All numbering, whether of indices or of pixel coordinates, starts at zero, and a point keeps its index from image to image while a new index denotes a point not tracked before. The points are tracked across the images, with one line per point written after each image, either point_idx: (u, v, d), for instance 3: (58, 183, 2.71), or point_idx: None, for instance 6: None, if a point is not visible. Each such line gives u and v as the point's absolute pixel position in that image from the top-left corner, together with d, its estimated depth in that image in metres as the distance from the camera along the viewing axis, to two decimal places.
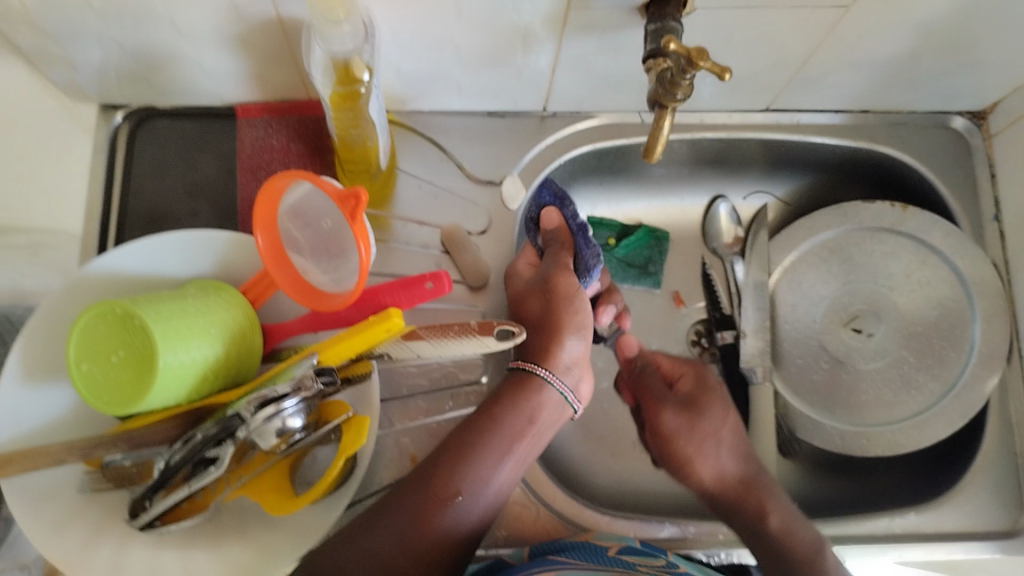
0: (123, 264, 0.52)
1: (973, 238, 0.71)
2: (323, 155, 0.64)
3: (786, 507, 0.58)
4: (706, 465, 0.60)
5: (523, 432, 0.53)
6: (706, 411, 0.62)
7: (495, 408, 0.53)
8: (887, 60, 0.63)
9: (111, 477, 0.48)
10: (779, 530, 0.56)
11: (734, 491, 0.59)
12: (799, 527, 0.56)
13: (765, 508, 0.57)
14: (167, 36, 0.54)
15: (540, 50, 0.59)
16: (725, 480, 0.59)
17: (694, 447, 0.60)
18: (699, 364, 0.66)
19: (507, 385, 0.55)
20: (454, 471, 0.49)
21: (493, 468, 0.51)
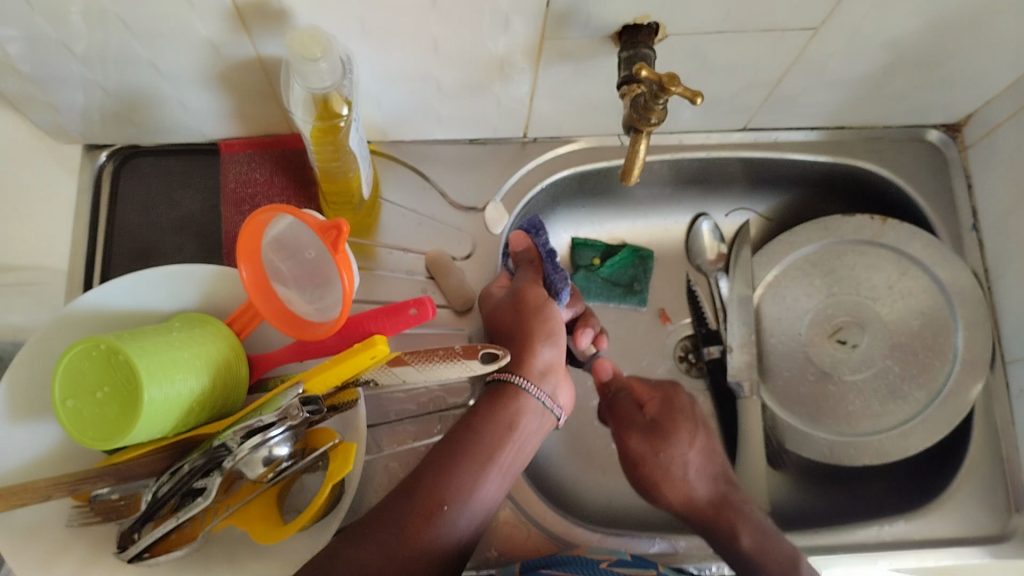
0: (109, 299, 0.53)
1: (952, 248, 0.72)
2: (307, 187, 0.65)
3: (757, 524, 0.60)
4: (675, 490, 0.63)
5: (504, 441, 0.55)
6: (672, 437, 0.65)
7: (474, 420, 0.56)
8: (858, 78, 0.64)
9: (100, 510, 0.48)
10: (752, 550, 0.58)
11: (702, 513, 0.61)
12: (771, 542, 0.58)
13: (734, 530, 0.59)
14: (149, 77, 0.55)
15: (516, 80, 0.61)
16: (693, 503, 0.62)
17: (662, 471, 0.64)
18: (669, 388, 0.70)
19: (486, 398, 0.58)
20: (438, 483, 0.52)
21: (477, 479, 0.53)
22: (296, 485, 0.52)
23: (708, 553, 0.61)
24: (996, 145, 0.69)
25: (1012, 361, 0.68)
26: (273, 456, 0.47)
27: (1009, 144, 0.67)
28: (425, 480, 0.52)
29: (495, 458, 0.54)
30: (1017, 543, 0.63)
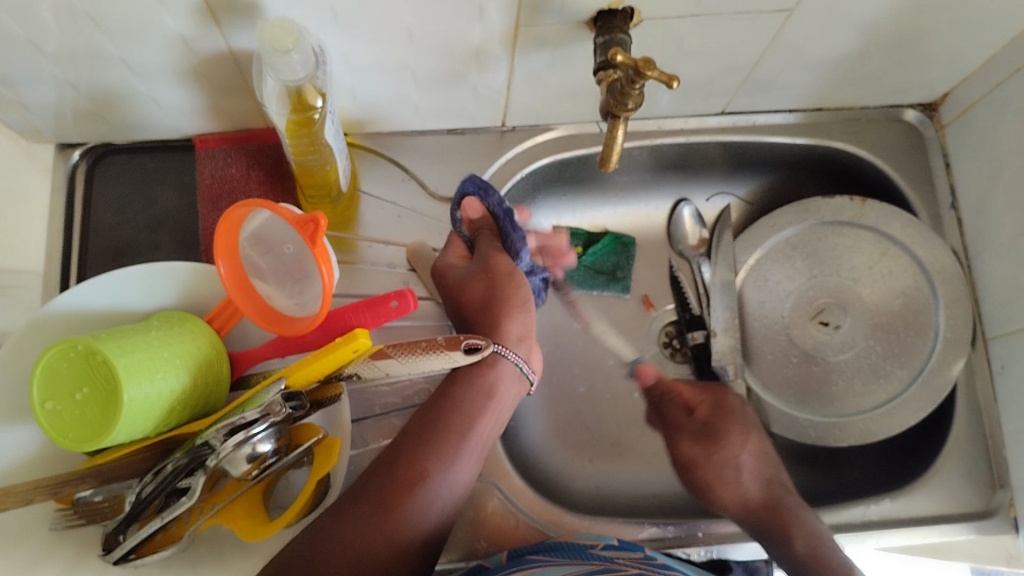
0: (86, 300, 0.53)
1: (931, 227, 0.73)
2: (283, 181, 0.65)
3: (810, 528, 0.60)
4: (728, 492, 0.63)
5: (482, 410, 0.57)
6: (725, 439, 0.66)
7: (452, 390, 0.57)
8: (834, 60, 0.65)
9: (84, 513, 0.48)
10: (806, 556, 0.58)
11: (757, 516, 0.62)
12: (826, 549, 0.59)
13: (788, 534, 0.59)
14: (120, 74, 0.54)
15: (493, 68, 0.60)
16: (749, 506, 0.62)
17: (716, 474, 0.65)
18: (719, 390, 0.69)
19: (461, 368, 0.59)
20: (419, 454, 0.52)
21: (458, 449, 0.54)
22: (282, 481, 0.52)
23: (699, 537, 0.62)
24: (972, 123, 0.70)
25: (992, 337, 0.68)
26: (256, 452, 0.46)
27: (985, 122, 0.68)
28: (406, 451, 0.52)
29: (474, 427, 0.55)
30: (1001, 519, 0.64)
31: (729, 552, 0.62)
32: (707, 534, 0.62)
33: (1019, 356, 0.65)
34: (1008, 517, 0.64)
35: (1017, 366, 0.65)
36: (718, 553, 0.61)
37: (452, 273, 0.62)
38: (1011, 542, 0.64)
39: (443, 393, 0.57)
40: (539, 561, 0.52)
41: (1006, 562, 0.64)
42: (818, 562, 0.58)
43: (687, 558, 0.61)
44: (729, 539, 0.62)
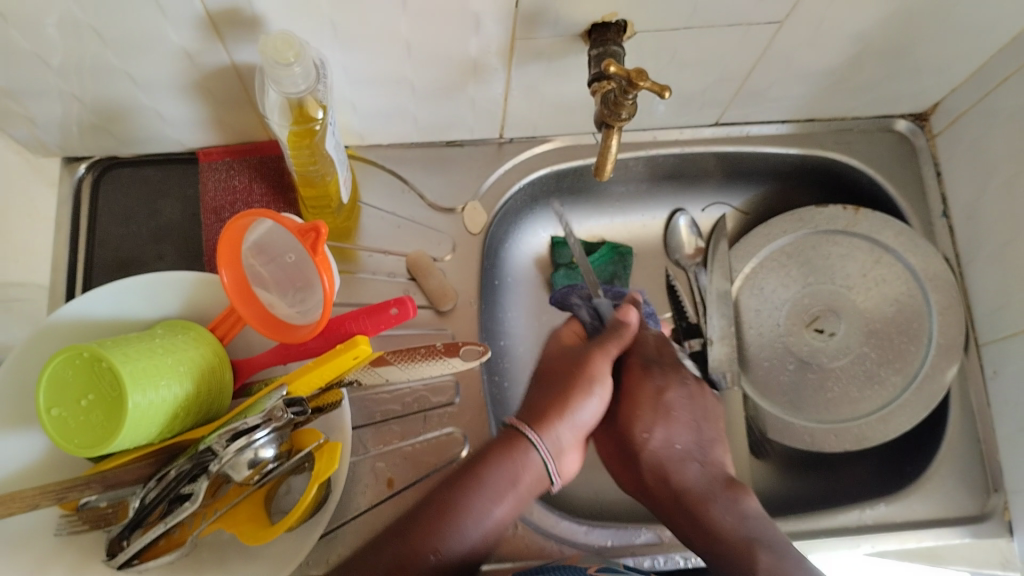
0: (91, 309, 0.53)
1: (923, 235, 0.74)
2: (286, 193, 0.65)
3: (707, 516, 0.54)
4: (635, 484, 0.59)
5: (504, 491, 0.50)
6: (631, 426, 0.59)
7: (482, 461, 0.51)
8: (823, 71, 0.66)
9: (88, 518, 0.48)
10: (702, 544, 0.54)
11: (663, 505, 0.56)
12: (718, 525, 0.53)
13: (678, 524, 0.55)
14: (124, 88, 0.55)
15: (490, 80, 0.61)
16: (659, 497, 0.57)
17: (626, 464, 0.59)
18: (640, 374, 0.61)
19: (496, 439, 0.53)
20: (432, 526, 0.48)
21: (471, 525, 0.49)
22: (283, 487, 0.52)
23: None
24: (962, 132, 0.71)
25: (985, 343, 0.69)
26: (258, 458, 0.47)
27: (974, 131, 0.69)
28: (420, 523, 0.48)
29: (489, 508, 0.50)
30: (996, 523, 0.65)
31: None
32: None
33: (1012, 362, 0.65)
34: (1002, 520, 0.65)
35: (1010, 370, 0.66)
36: None
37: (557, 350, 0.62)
38: (1007, 547, 0.64)
39: (472, 461, 0.52)
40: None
41: (1002, 566, 0.64)
42: (722, 556, 0.52)
43: (684, 565, 0.59)
44: None
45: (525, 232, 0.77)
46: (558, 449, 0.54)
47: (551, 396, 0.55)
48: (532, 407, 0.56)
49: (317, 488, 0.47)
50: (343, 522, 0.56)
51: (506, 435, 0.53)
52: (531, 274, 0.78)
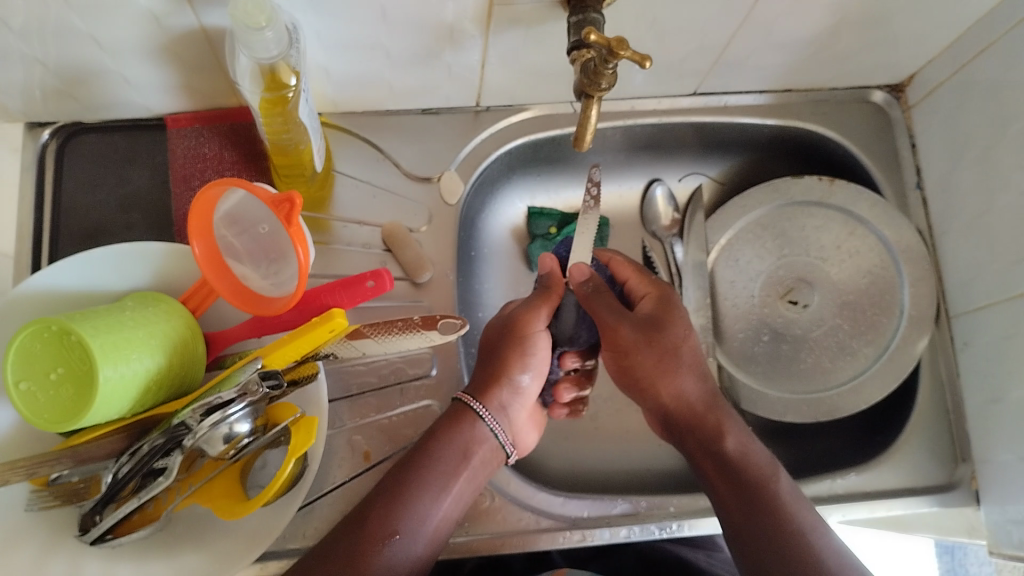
0: (58, 281, 0.52)
1: (896, 206, 0.74)
2: (257, 160, 0.64)
3: (739, 430, 0.58)
4: (670, 386, 0.59)
5: (458, 469, 0.54)
6: (672, 329, 0.60)
7: (431, 445, 0.55)
8: (803, 41, 0.66)
9: (60, 494, 0.48)
10: (737, 457, 0.56)
11: (692, 411, 0.59)
12: (753, 450, 0.57)
13: (715, 435, 0.58)
14: (90, 52, 0.53)
15: (467, 47, 0.60)
16: (685, 401, 0.59)
17: (662, 364, 0.59)
18: (665, 289, 0.63)
19: (438, 421, 0.57)
20: (391, 510, 0.51)
21: (430, 505, 0.53)
22: (258, 461, 0.51)
23: (670, 512, 0.61)
24: (937, 104, 0.71)
25: (956, 315, 0.70)
26: (233, 432, 0.47)
27: (950, 103, 0.69)
28: (375, 507, 0.51)
29: (448, 486, 0.54)
30: (964, 492, 0.66)
31: (701, 529, 0.61)
32: (677, 509, 0.62)
33: (980, 334, 0.67)
34: (969, 489, 0.67)
35: (978, 342, 0.67)
36: (689, 527, 0.61)
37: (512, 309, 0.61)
38: (973, 515, 0.67)
39: (421, 445, 0.55)
40: None
41: (968, 533, 0.67)
42: (750, 469, 0.56)
43: (660, 535, 0.60)
44: (698, 512, 0.61)
45: (501, 203, 0.77)
46: (510, 422, 0.59)
47: (494, 368, 0.59)
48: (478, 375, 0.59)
49: (292, 463, 0.47)
50: (320, 494, 0.56)
51: (450, 412, 0.57)
52: (507, 245, 0.78)
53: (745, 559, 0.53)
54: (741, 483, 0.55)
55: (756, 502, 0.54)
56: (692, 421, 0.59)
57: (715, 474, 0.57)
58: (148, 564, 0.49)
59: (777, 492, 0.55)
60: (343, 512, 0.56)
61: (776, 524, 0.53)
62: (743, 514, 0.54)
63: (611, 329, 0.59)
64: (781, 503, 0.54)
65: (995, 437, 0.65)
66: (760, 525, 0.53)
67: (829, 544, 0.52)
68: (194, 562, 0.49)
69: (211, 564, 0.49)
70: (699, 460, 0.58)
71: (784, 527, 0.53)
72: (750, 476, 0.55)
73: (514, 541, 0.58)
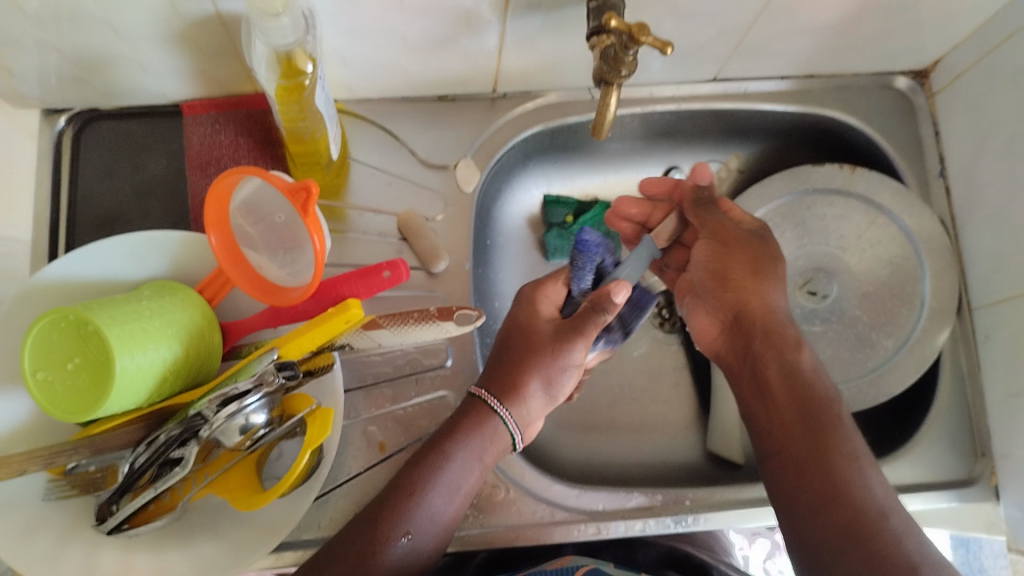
0: (75, 270, 0.52)
1: (919, 195, 0.73)
2: (272, 148, 0.64)
3: (812, 354, 0.58)
4: (760, 291, 0.59)
5: (472, 469, 0.54)
6: (772, 248, 0.61)
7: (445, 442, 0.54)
8: (827, 24, 0.64)
9: (77, 483, 0.48)
10: (808, 372, 0.56)
11: (767, 317, 0.58)
12: (822, 374, 0.57)
13: (784, 345, 0.57)
14: (105, 38, 0.53)
15: (484, 32, 0.59)
16: (766, 307, 0.59)
17: (755, 269, 0.59)
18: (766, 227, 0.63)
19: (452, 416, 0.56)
20: (403, 510, 0.51)
21: (441, 504, 0.52)
22: (274, 451, 0.51)
23: (686, 505, 0.61)
24: (962, 92, 0.70)
25: (978, 307, 0.69)
26: (249, 424, 0.47)
27: (974, 91, 0.68)
28: (389, 505, 0.51)
29: (461, 486, 0.53)
30: (984, 487, 0.66)
31: (717, 522, 0.61)
32: (694, 503, 0.61)
33: (1005, 325, 0.66)
34: (989, 485, 0.66)
35: (1001, 334, 0.66)
36: (703, 520, 0.61)
37: (543, 333, 0.57)
38: (993, 511, 0.66)
39: (436, 441, 0.54)
40: None
41: (986, 529, 0.66)
42: (815, 385, 0.55)
43: (676, 527, 0.60)
44: (715, 506, 0.61)
45: (518, 190, 0.76)
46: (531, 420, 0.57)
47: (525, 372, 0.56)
48: (507, 380, 0.56)
49: (308, 455, 0.47)
50: (337, 485, 0.56)
51: (466, 409, 0.56)
52: (523, 232, 0.77)
53: (792, 471, 0.52)
54: (804, 398, 0.54)
55: (815, 418, 0.53)
56: (768, 326, 0.58)
57: (778, 380, 0.56)
58: (164, 554, 0.49)
59: (840, 415, 0.53)
60: (359, 502, 0.56)
61: (830, 444, 0.52)
62: (799, 430, 0.53)
63: (713, 221, 0.61)
64: (841, 426, 0.53)
65: (1016, 431, 0.64)
66: (818, 441, 0.52)
67: (878, 475, 0.51)
68: (212, 552, 0.49)
69: (228, 555, 0.49)
70: (768, 366, 0.57)
71: (841, 447, 0.51)
72: (817, 392, 0.54)
73: (529, 533, 0.58)
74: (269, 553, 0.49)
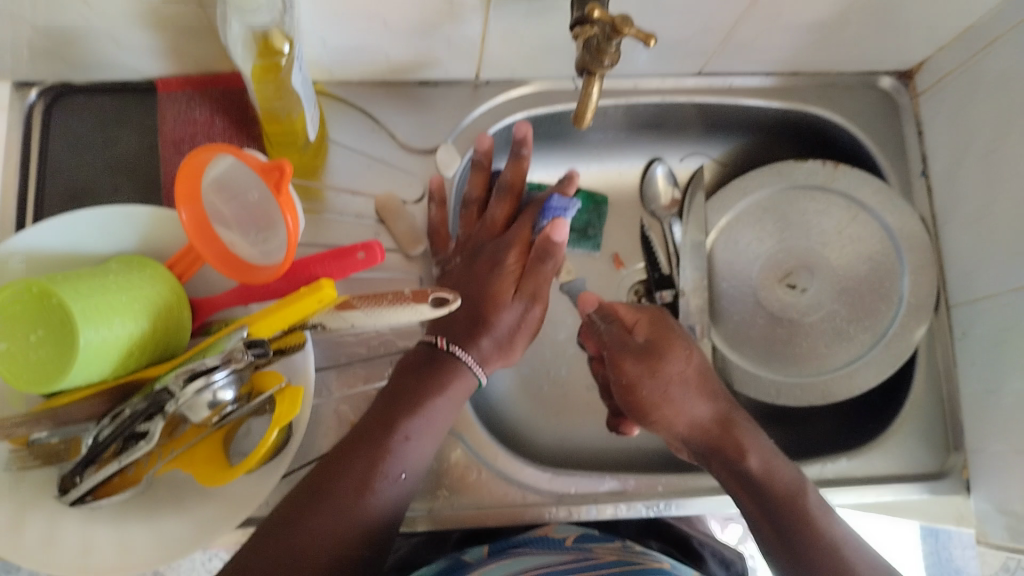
0: (41, 242, 0.51)
1: (900, 192, 0.73)
2: (249, 127, 0.63)
3: (763, 443, 0.57)
4: (679, 411, 0.58)
5: (448, 421, 0.54)
6: (654, 359, 0.59)
7: (415, 382, 0.53)
8: (811, 24, 0.64)
9: (39, 454, 0.46)
10: (761, 474, 0.55)
11: (706, 434, 0.58)
12: (779, 464, 0.56)
13: (728, 454, 0.57)
14: (81, 11, 0.52)
15: (467, 19, 0.59)
16: (695, 427, 0.58)
17: (663, 389, 0.58)
18: (654, 326, 0.61)
19: (422, 366, 0.54)
20: (383, 444, 0.50)
21: (421, 440, 0.52)
22: (242, 429, 0.51)
23: (658, 491, 0.60)
24: (945, 93, 0.70)
25: (956, 304, 0.69)
26: (218, 399, 0.46)
27: (958, 92, 0.68)
28: (369, 440, 0.50)
29: (439, 424, 0.53)
30: (955, 479, 0.66)
31: (689, 509, 0.61)
32: (666, 488, 0.61)
33: (980, 324, 0.66)
34: (960, 478, 0.66)
35: (977, 332, 0.66)
36: (675, 506, 0.60)
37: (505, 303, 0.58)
38: (963, 503, 0.66)
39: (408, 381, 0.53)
40: (523, 553, 0.53)
41: (956, 521, 0.66)
42: (770, 492, 0.55)
43: (647, 513, 0.60)
44: (687, 492, 0.61)
45: None
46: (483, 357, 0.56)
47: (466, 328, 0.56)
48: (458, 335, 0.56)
49: (275, 433, 0.46)
50: (305, 462, 0.56)
51: (434, 360, 0.55)
52: None
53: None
54: (770, 502, 0.54)
55: (782, 521, 0.53)
56: (709, 446, 0.58)
57: (740, 493, 0.56)
58: (126, 527, 0.49)
59: (806, 508, 0.54)
60: None
61: (810, 541, 0.52)
62: (779, 538, 0.53)
63: (616, 358, 0.60)
64: (810, 517, 0.53)
65: (989, 428, 0.64)
66: (795, 548, 0.52)
67: (863, 555, 0.52)
68: (177, 528, 0.49)
69: (193, 531, 0.49)
70: (723, 482, 0.57)
71: (820, 542, 0.52)
72: (776, 497, 0.54)
73: (497, 515, 0.57)
74: (234, 528, 0.49)
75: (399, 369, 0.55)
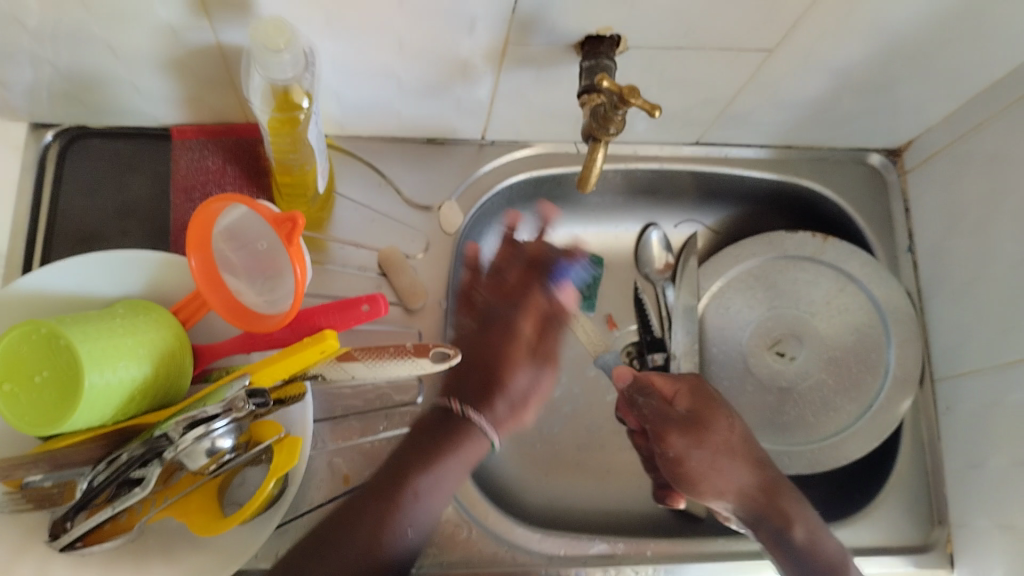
0: (49, 283, 0.52)
1: (888, 267, 0.75)
2: (259, 177, 0.65)
3: (806, 514, 0.61)
4: (726, 483, 0.61)
5: (454, 486, 0.57)
6: (698, 430, 0.62)
7: (432, 445, 0.57)
8: (805, 101, 0.67)
9: (32, 498, 0.46)
10: (807, 546, 0.60)
11: (755, 503, 0.61)
12: (822, 534, 0.61)
13: (778, 521, 0.61)
14: (106, 58, 0.54)
15: (478, 82, 0.61)
16: (743, 497, 0.61)
17: (711, 462, 0.61)
18: (699, 398, 0.63)
19: (436, 430, 0.59)
20: (394, 503, 0.53)
21: (433, 500, 0.56)
22: (237, 478, 0.52)
23: (647, 556, 0.61)
24: (932, 171, 0.73)
25: (940, 378, 0.71)
26: (215, 448, 0.46)
27: (945, 172, 0.71)
28: (380, 500, 0.53)
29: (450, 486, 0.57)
30: (939, 554, 0.66)
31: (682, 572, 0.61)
32: (655, 553, 0.61)
33: (964, 399, 0.67)
34: (944, 551, 0.67)
35: (961, 407, 0.67)
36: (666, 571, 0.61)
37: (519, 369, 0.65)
38: None
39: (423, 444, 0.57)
40: None
41: None
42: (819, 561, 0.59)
43: None
44: (676, 558, 0.61)
45: None
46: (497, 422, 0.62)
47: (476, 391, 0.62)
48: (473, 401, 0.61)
49: (272, 484, 0.47)
50: (298, 514, 0.56)
51: (446, 426, 0.59)
52: None
53: None
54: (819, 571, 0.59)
55: None
56: (761, 515, 0.61)
57: (784, 559, 0.60)
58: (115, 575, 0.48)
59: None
60: None
61: None
62: None
63: (660, 430, 0.63)
64: None
65: (973, 503, 0.65)
66: None
67: None
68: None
69: None
70: (771, 550, 0.61)
71: None
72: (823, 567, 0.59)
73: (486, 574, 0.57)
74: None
75: (413, 433, 0.59)
